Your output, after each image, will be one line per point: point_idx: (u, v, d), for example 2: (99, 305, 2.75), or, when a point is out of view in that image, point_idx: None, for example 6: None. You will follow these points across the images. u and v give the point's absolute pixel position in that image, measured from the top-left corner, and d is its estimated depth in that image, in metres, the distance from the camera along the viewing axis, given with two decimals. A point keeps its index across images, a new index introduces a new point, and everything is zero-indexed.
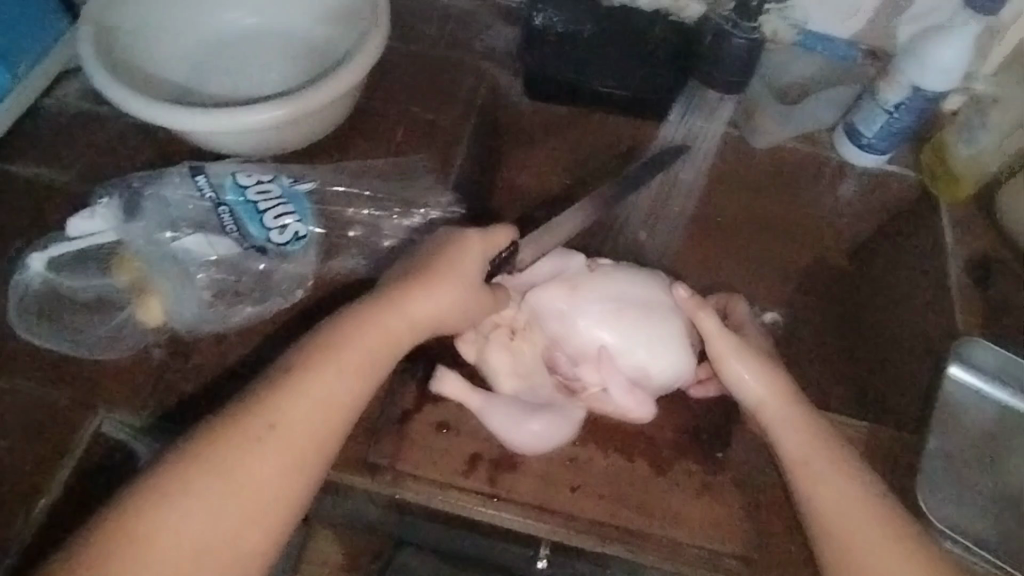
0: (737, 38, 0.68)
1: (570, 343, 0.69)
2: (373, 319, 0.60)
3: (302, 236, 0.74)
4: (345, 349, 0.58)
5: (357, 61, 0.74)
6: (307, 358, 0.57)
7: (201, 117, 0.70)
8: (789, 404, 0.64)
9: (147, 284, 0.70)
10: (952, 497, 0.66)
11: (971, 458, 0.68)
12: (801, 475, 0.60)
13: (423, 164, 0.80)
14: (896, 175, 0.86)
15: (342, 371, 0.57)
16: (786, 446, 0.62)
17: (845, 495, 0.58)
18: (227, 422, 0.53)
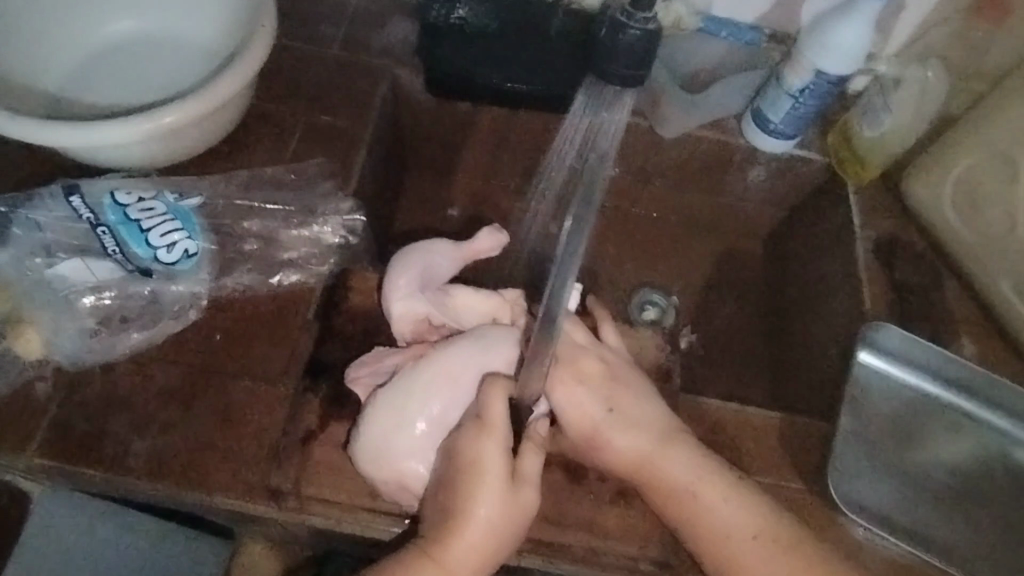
0: (632, 28, 0.69)
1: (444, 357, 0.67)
2: (470, 492, 0.57)
3: (192, 253, 0.71)
4: (466, 526, 0.56)
5: (238, 68, 0.69)
6: (435, 497, 0.59)
7: (64, 131, 0.65)
8: (673, 453, 0.64)
9: (23, 314, 0.67)
10: (861, 479, 0.72)
11: (874, 431, 0.76)
12: (675, 500, 0.62)
13: (323, 170, 0.78)
14: (804, 159, 0.89)
15: (466, 538, 0.56)
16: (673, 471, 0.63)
17: (709, 514, 0.61)
18: (396, 565, 0.57)
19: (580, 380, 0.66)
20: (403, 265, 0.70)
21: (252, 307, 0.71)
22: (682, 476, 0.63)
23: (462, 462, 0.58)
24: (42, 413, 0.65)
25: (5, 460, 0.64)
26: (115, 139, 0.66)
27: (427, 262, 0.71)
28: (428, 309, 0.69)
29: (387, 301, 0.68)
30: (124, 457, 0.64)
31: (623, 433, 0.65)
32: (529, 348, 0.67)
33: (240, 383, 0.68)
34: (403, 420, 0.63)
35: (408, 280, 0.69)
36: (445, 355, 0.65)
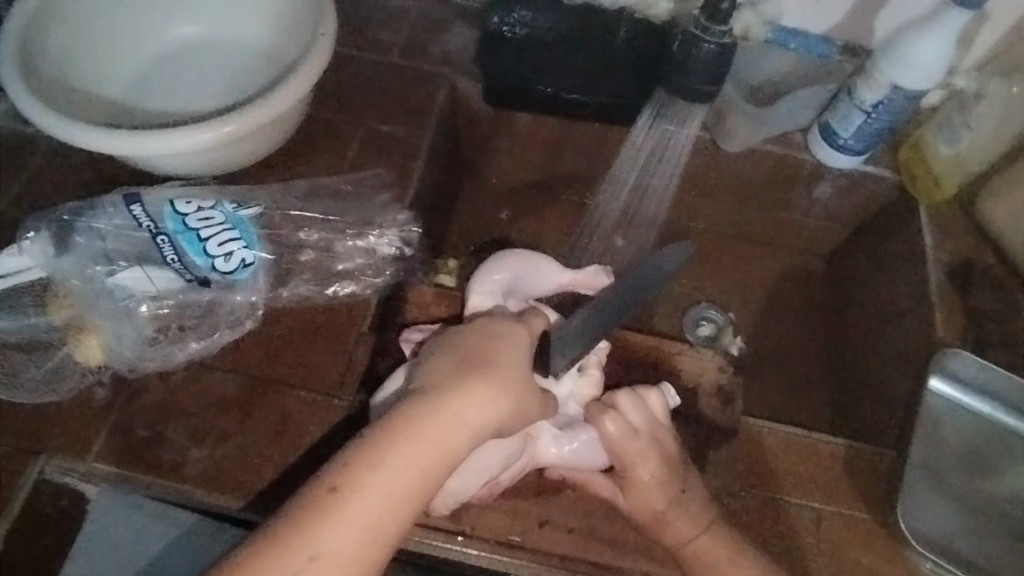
0: (707, 43, 0.71)
1: None
2: (495, 352, 0.56)
3: (250, 262, 0.69)
4: (493, 373, 0.54)
5: (299, 78, 0.69)
6: (447, 357, 0.56)
7: (128, 140, 0.65)
8: (724, 549, 0.63)
9: (83, 322, 0.67)
10: (931, 515, 0.69)
11: (953, 468, 0.72)
12: None
13: (381, 179, 0.77)
14: (873, 176, 0.86)
15: (492, 386, 0.54)
16: (723, 566, 0.62)
17: None
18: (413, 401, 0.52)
19: (658, 476, 0.64)
20: (501, 265, 0.69)
21: (306, 318, 0.71)
22: (727, 570, 0.62)
23: (488, 332, 0.58)
24: (100, 419, 0.65)
25: (62, 467, 0.64)
26: (176, 146, 0.66)
27: (525, 271, 0.70)
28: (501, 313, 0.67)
29: (471, 287, 0.67)
30: (180, 467, 0.64)
31: (687, 524, 0.63)
32: (619, 417, 0.64)
33: (294, 394, 0.67)
34: None
35: (500, 279, 0.68)
36: None
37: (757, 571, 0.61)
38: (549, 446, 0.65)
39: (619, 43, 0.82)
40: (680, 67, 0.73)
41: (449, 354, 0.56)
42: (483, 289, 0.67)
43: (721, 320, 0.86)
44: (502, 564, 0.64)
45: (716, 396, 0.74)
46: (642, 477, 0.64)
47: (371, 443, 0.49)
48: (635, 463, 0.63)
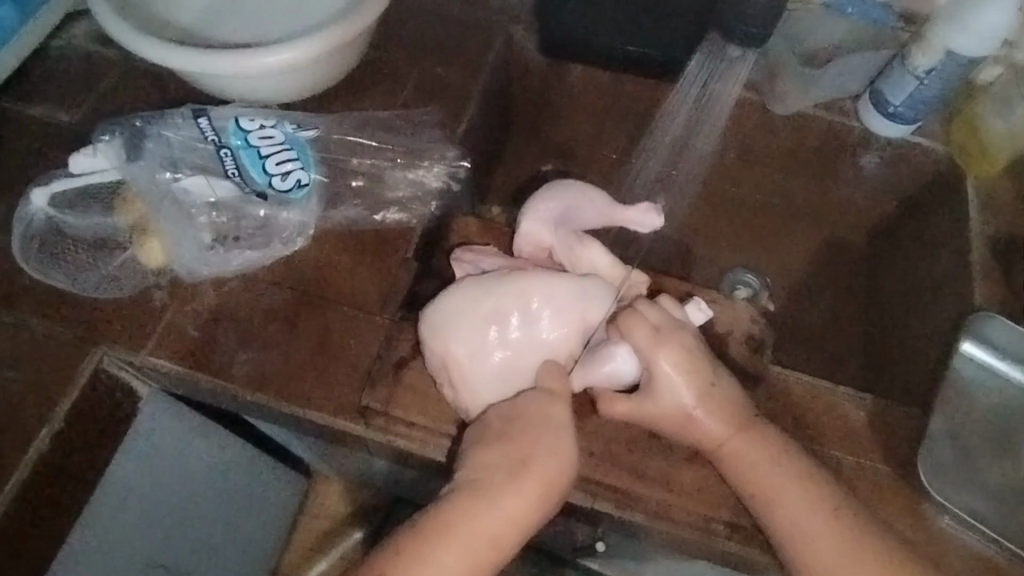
0: None
1: (531, 282, 0.65)
2: (530, 462, 0.57)
3: (305, 183, 0.73)
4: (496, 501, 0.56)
5: (360, 10, 0.72)
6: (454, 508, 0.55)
7: (201, 58, 0.70)
8: (754, 440, 0.63)
9: (147, 225, 0.71)
10: (962, 484, 0.68)
11: (985, 437, 0.71)
12: (758, 491, 0.62)
13: (431, 118, 0.80)
14: (921, 147, 0.85)
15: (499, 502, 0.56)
16: (756, 471, 0.62)
17: (807, 512, 0.60)
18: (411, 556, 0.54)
19: (682, 368, 0.62)
20: (553, 195, 0.71)
21: (351, 239, 0.74)
22: (762, 466, 0.62)
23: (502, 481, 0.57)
24: (157, 317, 0.70)
25: (120, 356, 0.69)
26: (242, 66, 0.70)
27: (576, 202, 0.71)
28: (552, 240, 0.70)
29: (523, 215, 0.70)
30: (228, 365, 0.68)
31: (714, 416, 0.63)
32: (641, 317, 0.63)
33: (339, 309, 0.71)
34: (462, 323, 0.64)
35: (553, 207, 0.70)
36: (542, 278, 0.65)
37: (788, 474, 0.61)
38: (585, 371, 0.64)
39: None
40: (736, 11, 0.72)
41: (461, 502, 0.56)
42: (535, 216, 0.70)
43: (757, 288, 0.86)
44: None
45: (747, 344, 0.74)
46: (676, 381, 0.62)
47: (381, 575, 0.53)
48: (659, 354, 0.62)
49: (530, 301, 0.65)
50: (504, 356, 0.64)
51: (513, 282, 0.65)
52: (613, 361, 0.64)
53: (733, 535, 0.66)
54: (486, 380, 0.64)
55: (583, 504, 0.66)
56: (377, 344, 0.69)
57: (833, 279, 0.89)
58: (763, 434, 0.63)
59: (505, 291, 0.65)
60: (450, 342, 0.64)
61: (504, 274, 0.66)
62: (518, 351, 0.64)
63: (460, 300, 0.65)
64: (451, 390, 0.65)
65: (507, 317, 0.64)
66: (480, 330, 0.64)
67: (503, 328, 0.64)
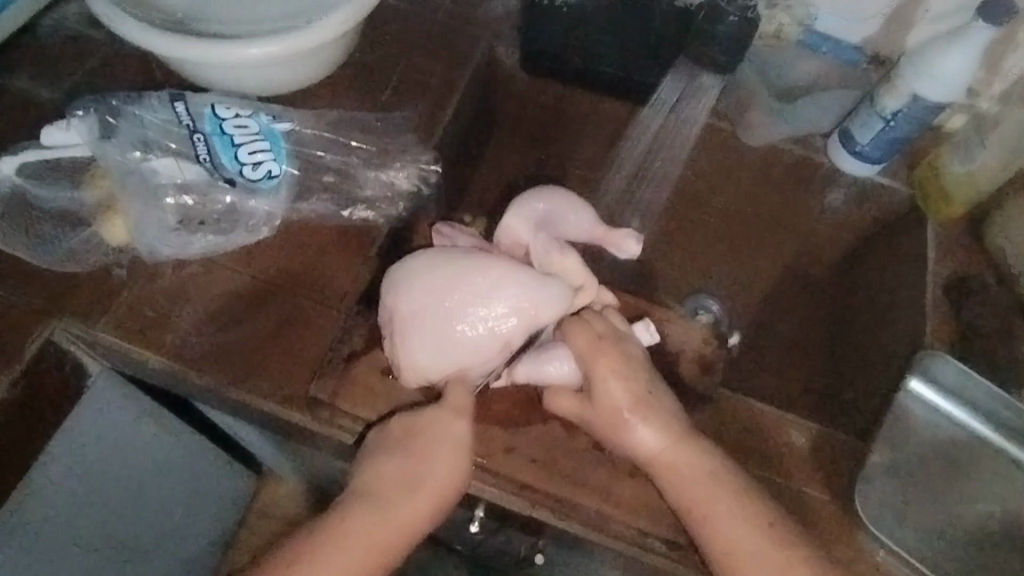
0: None
1: (493, 263, 0.65)
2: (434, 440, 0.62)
3: (275, 175, 0.73)
4: (415, 456, 0.62)
5: (348, 13, 0.74)
6: (400, 459, 0.62)
7: (183, 43, 0.71)
8: (689, 455, 0.63)
9: (113, 204, 0.72)
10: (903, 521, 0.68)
11: (927, 476, 0.71)
12: (692, 505, 0.61)
13: (408, 122, 0.82)
14: (887, 187, 0.88)
15: (429, 458, 0.62)
16: (685, 485, 0.62)
17: (734, 525, 0.60)
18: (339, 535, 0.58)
19: (618, 375, 0.64)
20: (543, 196, 0.72)
21: (316, 233, 0.75)
22: (692, 479, 0.62)
23: (427, 428, 0.63)
24: (115, 294, 0.70)
25: (72, 330, 0.68)
26: (222, 56, 0.71)
27: (563, 209, 0.73)
28: (529, 239, 0.70)
29: (509, 210, 0.71)
30: (181, 347, 0.68)
31: (648, 425, 0.63)
32: (586, 326, 0.67)
33: (298, 300, 0.71)
34: (417, 284, 0.65)
35: (538, 208, 0.72)
36: (503, 262, 0.65)
37: (720, 486, 0.62)
38: (526, 363, 0.67)
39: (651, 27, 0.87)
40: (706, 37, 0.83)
41: (396, 454, 0.62)
42: (520, 213, 0.71)
43: (716, 317, 0.87)
44: (460, 483, 0.66)
45: (698, 363, 0.75)
46: (613, 387, 0.64)
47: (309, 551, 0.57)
48: (599, 361, 0.64)
49: (484, 279, 0.64)
50: (448, 323, 0.64)
51: (475, 258, 0.65)
52: (556, 365, 0.67)
53: (671, 552, 0.65)
54: (429, 341, 0.64)
55: (522, 512, 0.66)
56: (332, 337, 0.70)
57: (796, 314, 0.90)
58: (699, 446, 0.63)
59: (468, 262, 0.65)
60: (403, 300, 0.65)
61: (470, 250, 0.67)
62: (464, 322, 0.64)
63: (427, 261, 0.66)
64: (393, 341, 0.66)
65: (463, 287, 0.64)
66: (433, 296, 0.64)
67: (457, 297, 0.64)
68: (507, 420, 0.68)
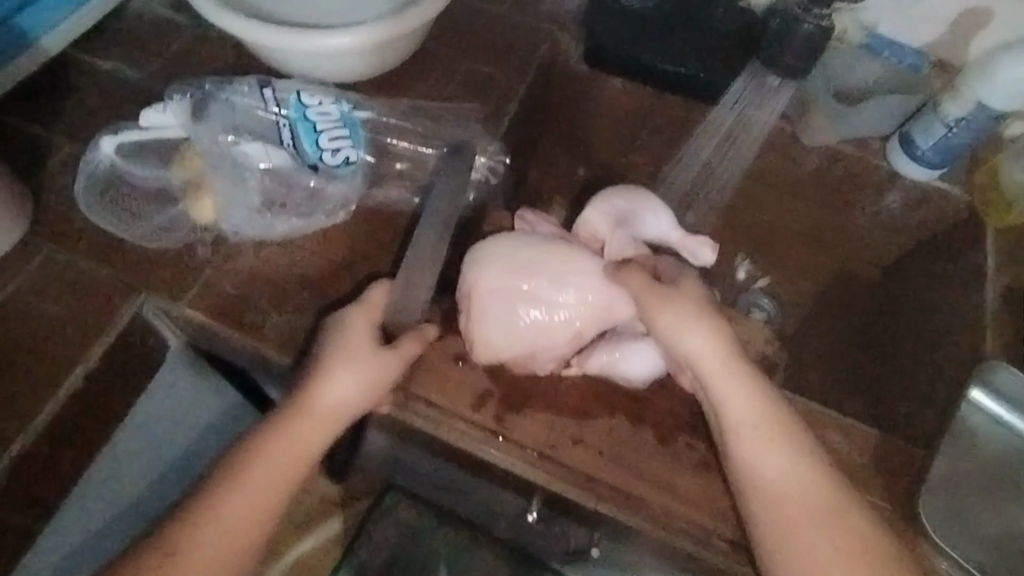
0: (806, 22, 0.80)
1: (572, 257, 0.69)
2: (345, 361, 0.65)
3: (352, 161, 0.76)
4: (333, 392, 0.64)
5: (424, 7, 0.77)
6: (289, 419, 0.64)
7: (272, 32, 0.74)
8: (734, 373, 0.64)
9: (202, 182, 0.74)
10: (966, 534, 0.69)
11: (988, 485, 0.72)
12: (733, 433, 0.63)
13: (478, 114, 0.84)
14: (943, 191, 0.90)
15: (336, 382, 0.65)
16: (731, 409, 0.63)
17: (778, 465, 0.61)
18: (225, 480, 0.61)
19: (684, 308, 0.65)
20: (625, 195, 0.74)
21: (391, 221, 0.77)
22: (733, 401, 0.63)
23: (340, 369, 0.65)
24: (198, 272, 0.73)
25: (160, 305, 0.72)
26: (309, 45, 0.74)
27: (643, 210, 0.74)
28: (605, 234, 0.72)
29: (590, 202, 0.73)
30: (262, 326, 0.71)
31: (700, 337, 0.64)
32: (639, 270, 0.68)
33: (372, 284, 0.74)
34: (498, 266, 0.69)
35: (619, 205, 0.73)
36: (583, 257, 0.69)
37: (769, 426, 0.62)
38: (596, 357, 0.70)
39: (721, 24, 0.88)
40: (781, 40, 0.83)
41: (299, 409, 0.64)
42: (600, 209, 0.73)
43: (772, 313, 0.88)
44: (526, 470, 0.69)
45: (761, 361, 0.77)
46: (677, 326, 0.64)
47: (296, 403, 0.64)
48: (659, 302, 0.65)
49: (564, 272, 0.69)
50: (523, 308, 0.69)
51: (558, 251, 0.70)
52: (617, 356, 0.69)
53: (730, 547, 0.67)
54: (503, 320, 0.68)
55: (586, 500, 0.68)
56: None
57: (852, 322, 0.90)
58: (746, 366, 0.64)
59: (548, 253, 0.70)
60: (486, 278, 0.69)
61: (552, 240, 0.71)
62: (540, 308, 0.69)
63: (507, 245, 0.70)
64: (468, 318, 0.70)
65: (542, 276, 0.69)
66: (514, 279, 0.69)
67: (534, 285, 0.69)
68: (574, 410, 0.70)
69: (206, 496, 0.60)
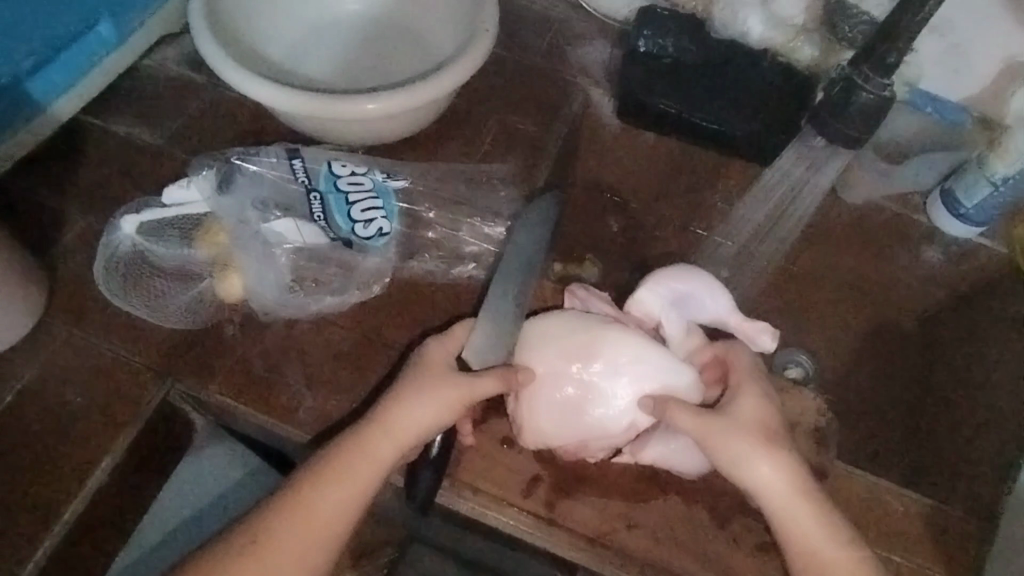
0: (868, 92, 0.72)
1: (626, 343, 0.65)
2: (427, 382, 0.61)
3: (386, 232, 0.73)
4: (416, 402, 0.60)
5: (462, 65, 0.72)
6: (371, 421, 0.60)
7: (301, 99, 0.70)
8: (782, 468, 0.58)
9: (230, 260, 0.71)
10: None
11: None
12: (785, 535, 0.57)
13: (512, 175, 0.81)
14: (986, 248, 0.87)
15: (410, 407, 0.60)
16: (778, 508, 0.58)
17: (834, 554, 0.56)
18: (303, 491, 0.57)
19: (736, 425, 0.59)
20: (683, 274, 0.70)
21: (426, 292, 0.73)
22: (784, 499, 0.58)
23: (420, 391, 0.60)
24: (226, 352, 0.69)
25: (187, 391, 0.68)
26: (339, 112, 0.70)
27: (702, 292, 0.70)
28: (660, 315, 0.69)
29: (644, 282, 0.70)
30: (297, 410, 0.67)
31: (739, 437, 0.59)
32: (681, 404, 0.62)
33: (410, 362, 0.70)
34: (549, 346, 0.66)
35: (676, 286, 0.70)
36: (639, 342, 0.66)
37: (817, 516, 0.57)
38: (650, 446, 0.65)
39: (759, 73, 0.85)
40: (836, 110, 0.75)
41: (377, 422, 0.59)
42: (655, 289, 0.70)
43: (811, 372, 0.79)
44: (579, 558, 0.65)
45: (812, 436, 0.75)
46: (722, 435, 0.59)
47: (375, 417, 0.60)
48: (712, 428, 0.60)
49: (618, 355, 0.65)
50: (570, 389, 0.65)
51: (612, 332, 0.66)
52: (675, 443, 0.64)
53: None
54: (551, 404, 0.65)
55: None
56: None
57: None
58: (791, 455, 0.59)
59: (602, 334, 0.66)
60: (535, 359, 0.66)
61: (607, 320, 0.67)
62: (588, 391, 0.65)
63: (562, 324, 0.67)
64: (516, 401, 0.66)
65: (594, 357, 0.65)
66: (564, 359, 0.65)
67: (585, 368, 0.65)
68: (627, 493, 0.67)
69: (285, 489, 0.57)
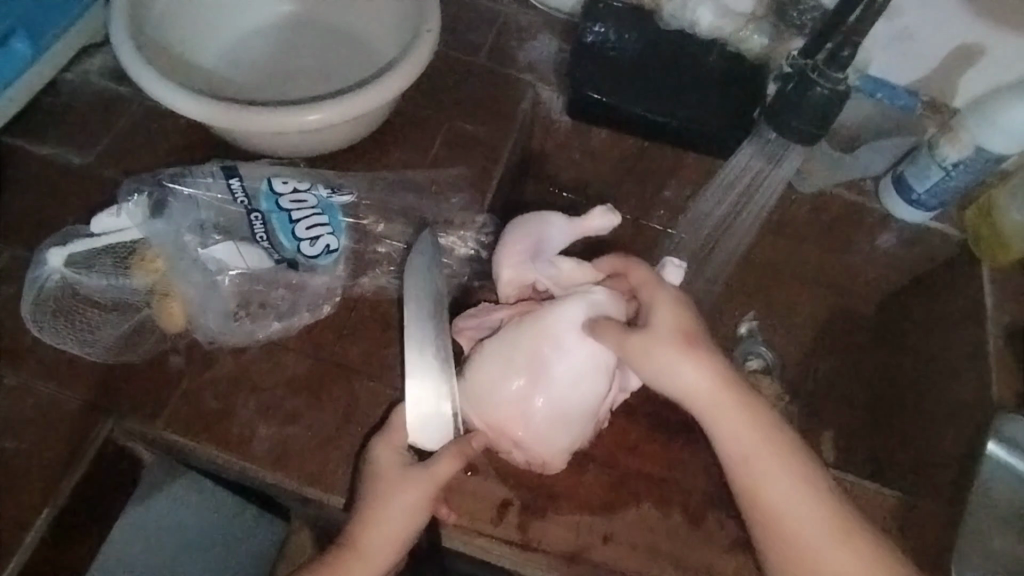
0: (821, 87, 0.70)
1: (552, 322, 0.61)
2: (390, 492, 0.58)
3: (334, 249, 0.70)
4: (385, 520, 0.58)
5: (403, 70, 0.69)
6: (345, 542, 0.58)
7: (234, 114, 0.66)
8: (729, 395, 0.56)
9: (168, 288, 0.67)
10: None
11: None
12: (742, 475, 0.56)
13: (462, 180, 0.78)
14: (937, 232, 0.85)
15: (383, 522, 0.58)
16: (734, 445, 0.56)
17: (791, 491, 0.55)
18: None
19: (678, 344, 0.56)
20: (515, 232, 0.67)
21: (380, 309, 0.70)
22: (738, 433, 0.56)
23: (385, 503, 0.58)
24: (172, 383, 0.65)
25: (130, 428, 0.64)
26: (277, 125, 0.66)
27: (546, 234, 0.67)
28: (534, 274, 0.66)
29: (495, 262, 0.66)
30: (250, 440, 0.63)
31: (689, 367, 0.56)
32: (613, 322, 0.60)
33: (366, 382, 0.67)
34: (493, 372, 0.61)
35: (519, 247, 0.66)
36: (561, 308, 0.62)
37: (771, 451, 0.56)
38: None
39: (706, 65, 0.84)
40: (789, 104, 0.73)
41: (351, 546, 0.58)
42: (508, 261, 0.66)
43: (770, 360, 0.85)
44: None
45: None
46: (665, 364, 0.56)
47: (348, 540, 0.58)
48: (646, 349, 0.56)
49: (556, 337, 0.61)
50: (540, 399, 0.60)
51: (533, 325, 0.61)
52: None
53: None
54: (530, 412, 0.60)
55: None
56: None
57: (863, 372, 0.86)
58: (742, 389, 0.56)
59: (525, 335, 0.61)
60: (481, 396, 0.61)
61: (517, 323, 0.63)
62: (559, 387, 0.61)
63: (481, 355, 0.62)
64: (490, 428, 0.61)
65: (543, 357, 0.61)
66: (511, 377, 0.61)
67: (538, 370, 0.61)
68: (598, 505, 0.66)
69: None
